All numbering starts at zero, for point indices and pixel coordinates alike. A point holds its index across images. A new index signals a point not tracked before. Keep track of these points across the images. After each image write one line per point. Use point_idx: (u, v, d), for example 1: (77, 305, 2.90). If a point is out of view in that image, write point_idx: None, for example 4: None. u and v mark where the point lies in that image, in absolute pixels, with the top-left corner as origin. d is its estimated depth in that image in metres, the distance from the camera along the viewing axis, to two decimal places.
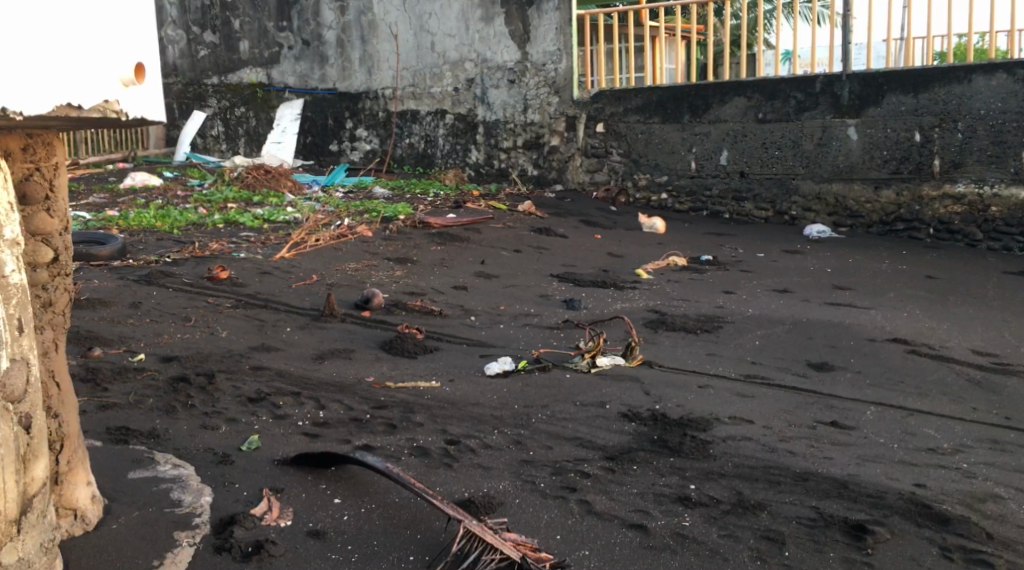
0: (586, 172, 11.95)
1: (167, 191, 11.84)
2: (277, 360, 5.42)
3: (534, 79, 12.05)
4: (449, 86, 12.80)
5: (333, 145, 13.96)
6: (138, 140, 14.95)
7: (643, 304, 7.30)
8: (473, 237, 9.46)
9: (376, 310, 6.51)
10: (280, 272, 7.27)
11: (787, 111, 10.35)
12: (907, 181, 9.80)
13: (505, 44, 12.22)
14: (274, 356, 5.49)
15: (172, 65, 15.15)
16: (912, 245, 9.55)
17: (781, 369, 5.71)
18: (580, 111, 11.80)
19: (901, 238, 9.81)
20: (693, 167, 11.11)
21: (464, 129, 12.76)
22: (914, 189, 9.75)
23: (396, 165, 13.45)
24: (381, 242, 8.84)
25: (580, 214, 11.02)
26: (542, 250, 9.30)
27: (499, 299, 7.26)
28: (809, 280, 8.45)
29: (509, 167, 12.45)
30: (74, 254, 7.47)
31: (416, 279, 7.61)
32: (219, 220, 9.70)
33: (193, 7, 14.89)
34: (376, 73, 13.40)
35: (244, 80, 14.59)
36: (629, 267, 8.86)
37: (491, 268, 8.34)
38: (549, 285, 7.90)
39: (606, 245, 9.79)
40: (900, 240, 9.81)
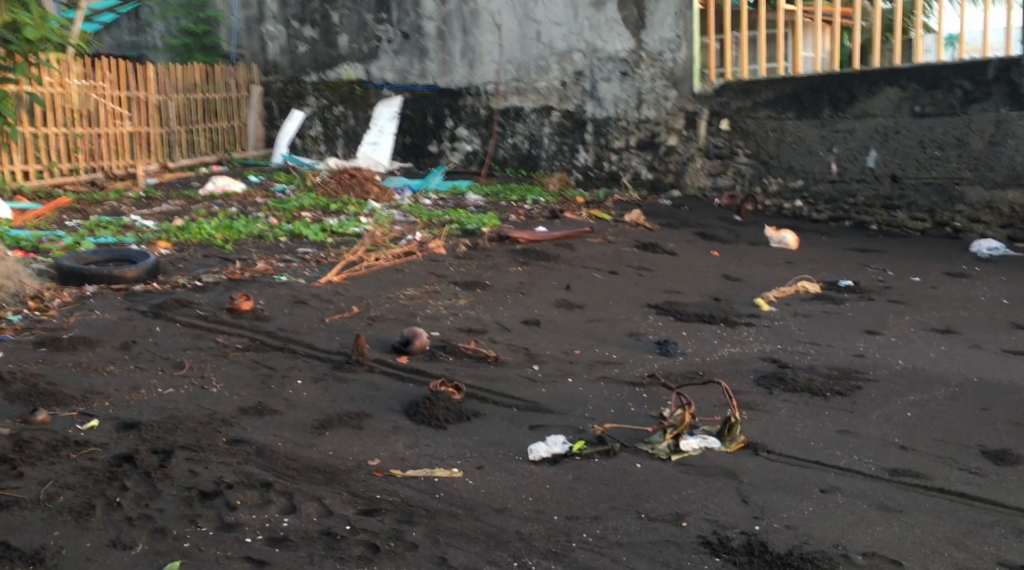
0: (707, 176, 10.42)
1: (247, 198, 10.82)
2: (260, 432, 4.12)
3: (649, 71, 10.65)
4: (556, 80, 11.46)
5: (432, 145, 12.64)
6: (236, 139, 13.82)
7: (758, 349, 5.82)
8: (566, 256, 8.10)
9: (417, 354, 5.30)
10: (317, 302, 6.11)
11: (950, 103, 8.64)
12: None
13: (618, 32, 10.85)
14: (263, 422, 4.24)
15: (272, 62, 13.93)
16: None
17: (939, 460, 4.21)
18: (700, 106, 10.31)
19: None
20: (834, 169, 9.48)
21: (572, 127, 11.39)
22: None
23: (497, 167, 12.13)
24: (454, 263, 7.59)
25: (698, 226, 9.53)
26: (644, 272, 7.89)
27: (580, 341, 5.90)
28: (978, 314, 6.80)
29: (621, 169, 11.01)
30: (95, 274, 6.43)
31: (481, 312, 6.31)
32: (283, 233, 8.64)
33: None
34: (478, 68, 12.09)
35: (343, 77, 13.28)
36: (748, 295, 7.35)
37: (577, 297, 6.98)
38: (645, 320, 6.49)
39: (723, 264, 8.28)
40: None
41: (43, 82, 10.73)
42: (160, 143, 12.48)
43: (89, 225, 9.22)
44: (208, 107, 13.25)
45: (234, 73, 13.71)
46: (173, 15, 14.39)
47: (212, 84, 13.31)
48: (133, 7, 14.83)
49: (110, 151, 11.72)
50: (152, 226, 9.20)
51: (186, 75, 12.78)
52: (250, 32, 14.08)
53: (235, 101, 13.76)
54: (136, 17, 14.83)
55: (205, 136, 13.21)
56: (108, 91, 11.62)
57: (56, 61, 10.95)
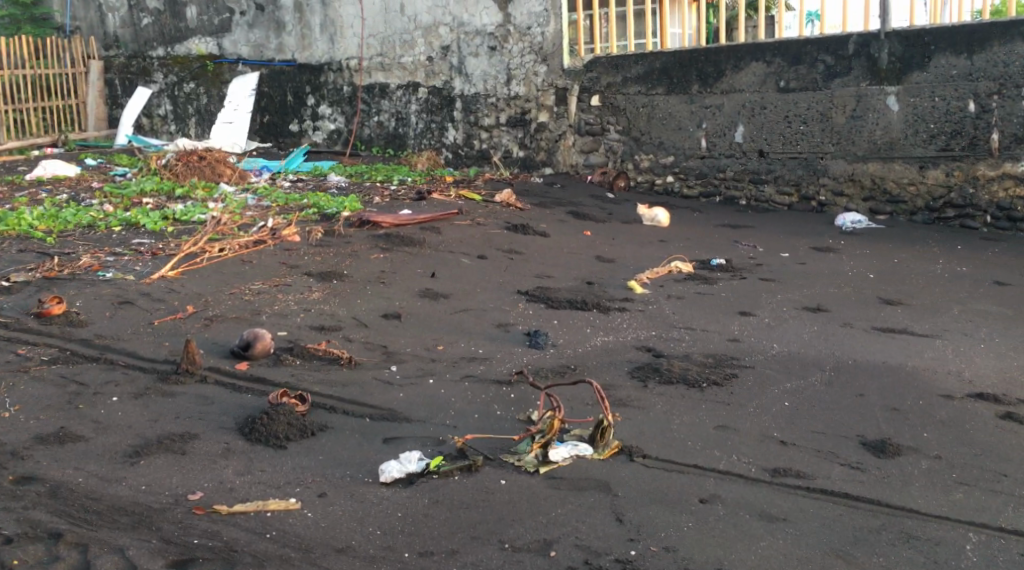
0: (580, 153, 10.01)
1: (81, 182, 10.00)
2: (57, 466, 3.70)
3: (517, 46, 10.12)
4: (422, 55, 10.82)
5: (293, 124, 11.87)
6: (74, 118, 12.74)
7: (632, 337, 5.44)
8: (431, 240, 7.61)
9: (260, 359, 4.79)
10: (146, 301, 5.60)
11: (813, 78, 8.48)
12: (958, 159, 7.99)
13: (485, 5, 10.27)
14: (59, 454, 3.82)
15: (113, 35, 12.82)
16: (967, 239, 7.77)
17: (818, 455, 3.89)
18: (570, 82, 9.90)
19: (952, 229, 8.03)
20: (704, 145, 9.22)
21: (440, 104, 10.80)
22: (966, 169, 7.97)
23: (363, 146, 11.45)
24: (309, 250, 7.01)
25: (570, 204, 9.19)
26: (513, 256, 7.46)
27: (442, 335, 5.43)
28: (849, 290, 6.61)
29: (491, 148, 10.51)
30: None
31: (336, 307, 5.78)
32: (117, 222, 7.94)
33: None
34: (339, 42, 11.38)
35: (193, 51, 12.31)
36: (620, 276, 7.00)
37: (442, 285, 6.51)
38: (513, 309, 6.06)
39: (594, 245, 7.94)
40: (950, 230, 8.04)
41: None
42: None
43: None
44: (40, 84, 12.14)
45: (68, 47, 12.53)
46: None
47: (42, 59, 12.16)
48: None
49: None
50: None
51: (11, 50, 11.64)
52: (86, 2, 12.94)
53: (71, 77, 12.62)
54: None
55: (37, 116, 12.16)
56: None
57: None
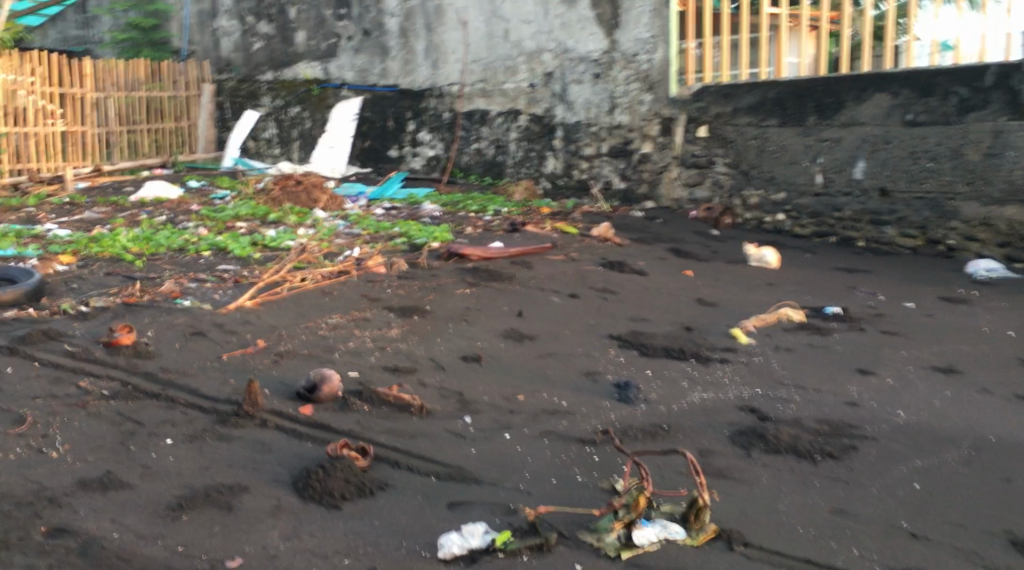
0: (684, 186, 9.51)
1: (181, 205, 9.94)
2: (93, 517, 3.47)
3: (622, 73, 9.71)
4: (524, 82, 10.49)
5: (392, 150, 11.63)
6: (185, 142, 12.74)
7: (734, 395, 4.91)
8: (521, 276, 7.22)
9: (327, 403, 4.46)
10: (217, 333, 5.35)
11: (945, 111, 7.82)
12: None
13: (591, 31, 9.89)
14: (98, 502, 3.57)
15: (226, 59, 12.89)
16: None
17: (956, 557, 3.39)
18: (677, 111, 9.39)
19: None
20: (819, 181, 8.61)
21: (541, 132, 10.44)
22: None
23: (461, 174, 11.15)
24: (393, 283, 6.68)
25: (673, 241, 8.69)
26: (608, 295, 7.01)
27: (523, 383, 5.01)
28: (984, 349, 5.94)
29: (591, 178, 10.11)
30: None
31: (414, 346, 5.42)
32: (207, 246, 7.81)
33: None
34: (442, 67, 11.11)
35: (300, 76, 12.25)
36: (723, 323, 6.48)
37: (529, 326, 6.11)
38: (604, 356, 5.61)
39: (697, 287, 7.42)
40: None
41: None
42: (97, 144, 11.49)
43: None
44: (155, 107, 12.25)
45: (182, 69, 12.59)
46: (122, 8, 13.45)
47: (157, 81, 12.27)
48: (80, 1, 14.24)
49: (41, 152, 10.79)
50: (67, 234, 8.34)
51: (127, 72, 11.78)
52: (202, 27, 13.09)
53: (184, 101, 12.70)
54: (84, 11, 14.27)
55: (149, 138, 12.19)
56: (38, 87, 10.71)
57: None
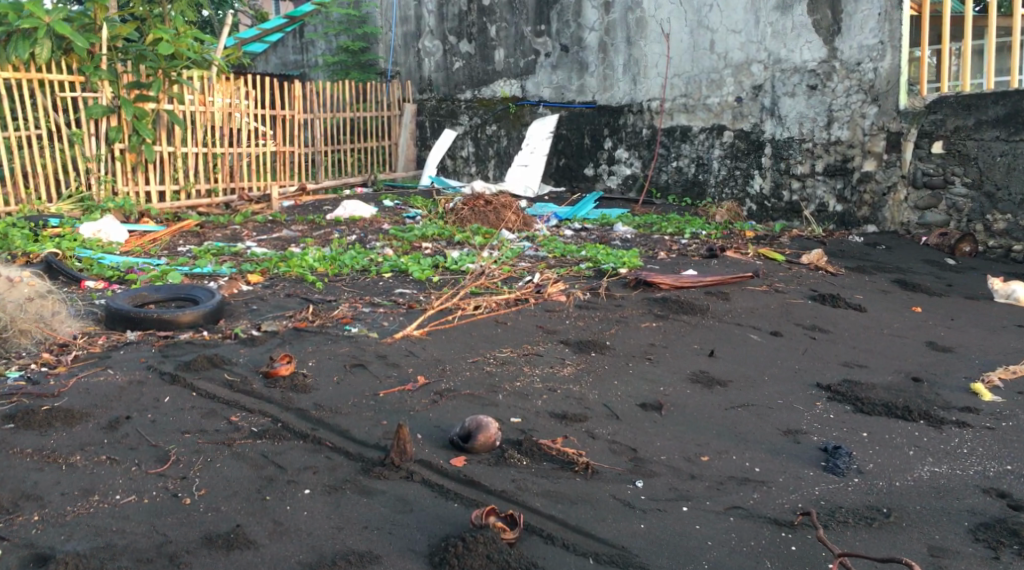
0: (913, 209, 8.45)
1: (373, 224, 9.50)
2: None
3: (843, 84, 8.73)
4: (730, 95, 9.64)
5: (588, 168, 11.02)
6: (386, 160, 12.45)
7: (978, 471, 4.30)
8: (716, 308, 6.52)
9: (482, 453, 3.90)
10: (380, 366, 4.78)
11: None
12: None
13: (807, 39, 8.96)
14: (220, 565, 3.16)
15: (428, 78, 12.59)
16: None
17: None
18: (907, 125, 8.32)
19: None
20: None
21: (747, 149, 9.57)
22: None
23: (658, 193, 10.41)
24: (573, 314, 6.09)
25: (898, 271, 7.73)
26: (817, 334, 6.20)
27: (709, 440, 4.37)
28: None
29: (802, 200, 9.19)
30: (148, 319, 5.23)
31: (587, 389, 4.83)
32: (388, 267, 7.25)
33: (450, 12, 12.19)
34: (642, 82, 10.39)
35: (498, 95, 11.79)
36: (959, 374, 5.59)
37: (721, 369, 5.43)
38: (808, 411, 4.89)
39: (926, 326, 6.49)
40: None
41: (184, 100, 9.80)
42: (304, 163, 11.31)
43: (198, 250, 8.00)
44: (359, 126, 11.98)
45: (386, 89, 12.36)
46: (333, 32, 13.38)
47: (363, 102, 12.05)
48: (298, 25, 14.25)
49: (252, 170, 10.65)
50: (265, 253, 7.96)
51: (336, 93, 11.53)
52: (407, 48, 12.78)
53: (386, 120, 12.41)
54: (302, 35, 14.22)
55: (353, 157, 11.93)
56: (253, 109, 10.60)
57: (198, 78, 10.00)
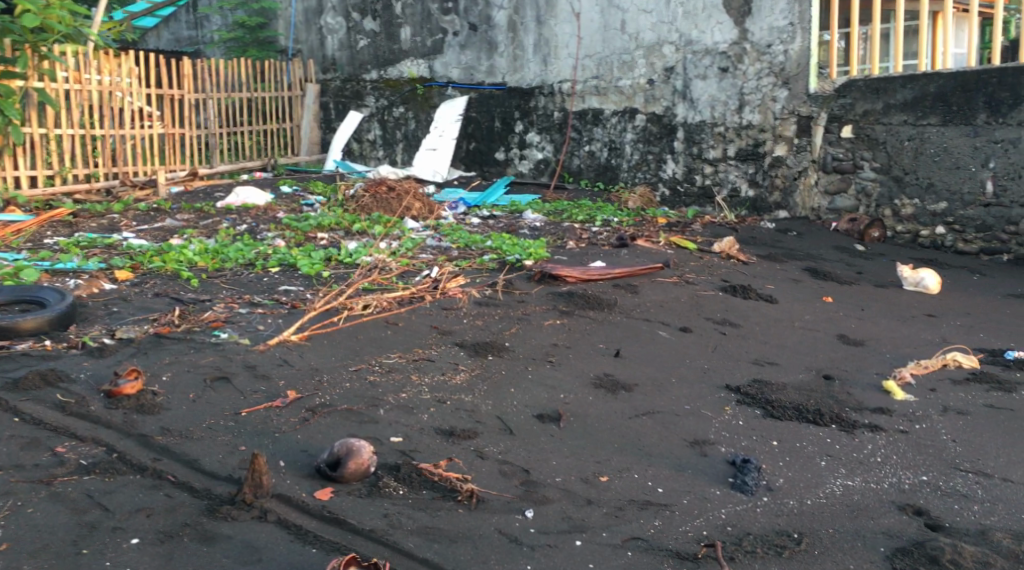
0: (823, 194, 8.24)
1: (267, 213, 8.89)
2: None
3: (754, 67, 8.39)
4: (642, 77, 9.21)
5: (499, 152, 10.41)
6: (287, 143, 11.74)
7: (894, 484, 4.00)
8: (623, 303, 6.13)
9: (353, 482, 3.43)
10: (246, 379, 4.27)
11: None
12: None
13: (718, 20, 8.60)
14: None
15: (331, 57, 11.72)
16: None
17: None
18: (817, 109, 8.08)
19: None
20: (989, 188, 7.31)
21: (659, 133, 9.17)
22: None
23: (570, 178, 9.91)
24: (471, 312, 5.63)
25: (809, 258, 7.47)
26: (728, 329, 5.87)
27: (609, 457, 4.00)
28: None
29: (715, 185, 8.82)
30: None
31: (480, 398, 4.39)
32: (275, 260, 6.65)
33: None
34: (553, 63, 9.85)
35: (405, 75, 11.00)
36: (872, 370, 5.32)
37: (627, 371, 5.04)
38: (717, 417, 4.54)
39: (839, 317, 6.22)
40: None
41: (55, 77, 9.02)
42: (196, 146, 10.59)
43: (67, 242, 7.31)
44: (258, 107, 11.27)
45: (286, 68, 11.63)
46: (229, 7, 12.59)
47: (261, 81, 11.36)
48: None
49: (138, 153, 9.93)
50: (142, 245, 7.32)
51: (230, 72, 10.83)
52: (309, 25, 11.87)
53: (287, 101, 11.68)
54: (196, 10, 13.38)
55: (250, 140, 11.22)
56: (137, 87, 9.87)
57: (72, 53, 9.23)
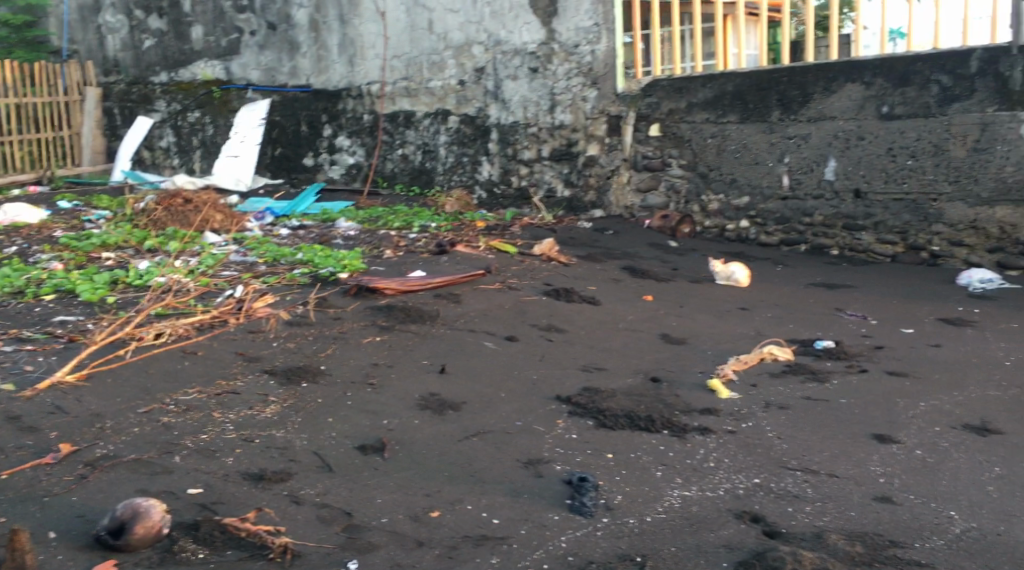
0: (636, 192, 8.17)
1: (42, 231, 8.08)
2: None
3: (563, 67, 8.24)
4: (453, 78, 8.86)
5: (308, 157, 9.76)
6: (66, 154, 10.54)
7: (730, 491, 3.85)
8: (445, 314, 5.81)
9: (141, 550, 3.11)
10: (9, 435, 3.74)
11: (925, 102, 6.73)
12: None
13: (525, 20, 8.35)
14: None
15: (113, 59, 10.67)
16: None
17: None
18: (626, 109, 8.06)
19: None
20: (785, 183, 7.43)
21: (473, 135, 8.84)
22: None
23: (385, 184, 9.43)
24: (281, 335, 5.17)
25: (626, 256, 7.39)
26: (554, 335, 5.66)
27: (440, 487, 3.68)
28: (1011, 393, 4.85)
29: (531, 186, 8.57)
30: None
31: (293, 432, 3.98)
32: (52, 286, 5.95)
33: None
34: (359, 64, 9.34)
35: (199, 77, 10.19)
36: (697, 368, 5.22)
37: (452, 389, 4.72)
38: (550, 432, 4.29)
39: (661, 316, 6.13)
40: None
41: None
42: None
43: None
44: (30, 113, 10.10)
45: (61, 71, 10.43)
46: None
47: (31, 85, 10.12)
48: None
49: None
50: None
51: None
52: (85, 23, 10.81)
53: (63, 107, 10.49)
54: None
55: (21, 150, 10.02)
56: None
57: None
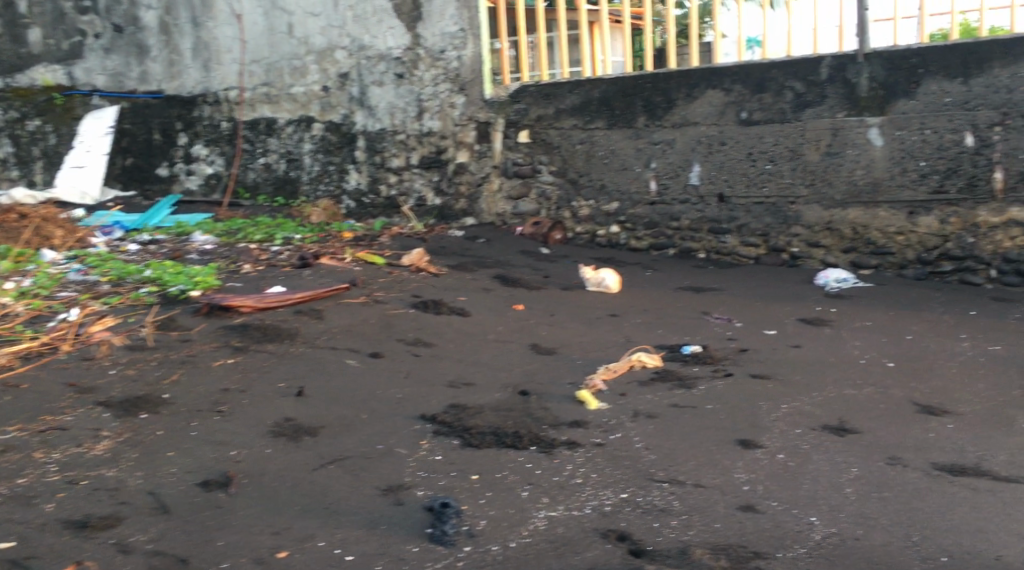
0: (506, 199, 8.06)
1: None
2: None
3: (429, 73, 8.07)
4: (316, 84, 8.49)
5: (162, 167, 9.17)
6: None
7: (596, 508, 3.73)
8: (307, 331, 5.54)
9: None
10: None
11: (780, 108, 6.80)
12: (954, 202, 6.42)
13: (388, 25, 8.10)
14: None
15: None
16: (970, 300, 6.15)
17: None
18: (494, 115, 7.95)
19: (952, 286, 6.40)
20: (653, 188, 7.41)
21: (339, 143, 8.49)
22: (964, 215, 6.39)
23: (247, 193, 8.94)
24: (120, 361, 4.84)
25: (496, 265, 7.25)
26: (420, 350, 5.46)
27: (291, 523, 3.46)
28: (870, 391, 4.88)
29: (401, 195, 8.32)
30: None
31: (126, 471, 3.71)
32: None
33: None
34: (216, 69, 8.85)
35: (38, 83, 9.29)
36: (566, 379, 5.10)
37: (310, 412, 4.47)
38: (413, 454, 4.09)
39: (530, 325, 6.01)
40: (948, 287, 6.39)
41: None
42: None
43: None
44: None
45: None
46: None
47: None
48: None
49: None
50: None
51: None
52: None
53: None
54: None
55: None
56: None
57: None
